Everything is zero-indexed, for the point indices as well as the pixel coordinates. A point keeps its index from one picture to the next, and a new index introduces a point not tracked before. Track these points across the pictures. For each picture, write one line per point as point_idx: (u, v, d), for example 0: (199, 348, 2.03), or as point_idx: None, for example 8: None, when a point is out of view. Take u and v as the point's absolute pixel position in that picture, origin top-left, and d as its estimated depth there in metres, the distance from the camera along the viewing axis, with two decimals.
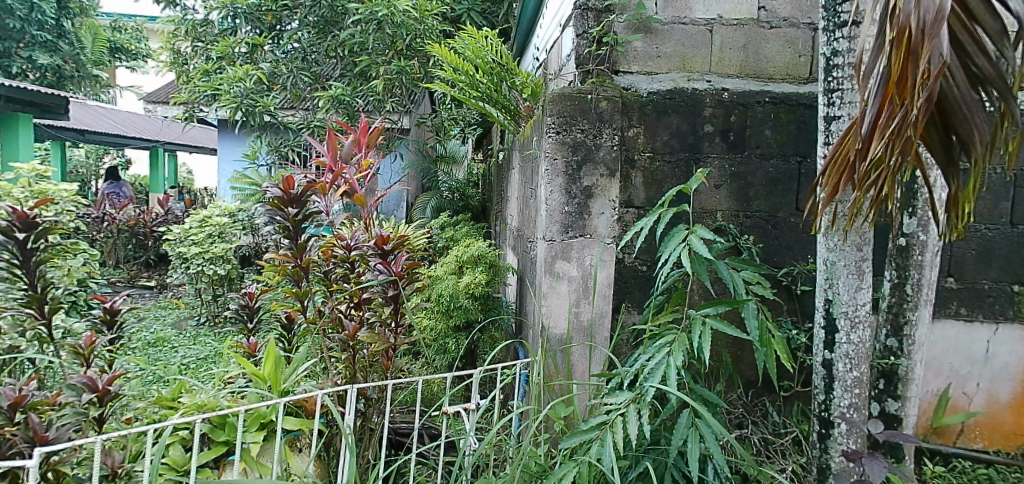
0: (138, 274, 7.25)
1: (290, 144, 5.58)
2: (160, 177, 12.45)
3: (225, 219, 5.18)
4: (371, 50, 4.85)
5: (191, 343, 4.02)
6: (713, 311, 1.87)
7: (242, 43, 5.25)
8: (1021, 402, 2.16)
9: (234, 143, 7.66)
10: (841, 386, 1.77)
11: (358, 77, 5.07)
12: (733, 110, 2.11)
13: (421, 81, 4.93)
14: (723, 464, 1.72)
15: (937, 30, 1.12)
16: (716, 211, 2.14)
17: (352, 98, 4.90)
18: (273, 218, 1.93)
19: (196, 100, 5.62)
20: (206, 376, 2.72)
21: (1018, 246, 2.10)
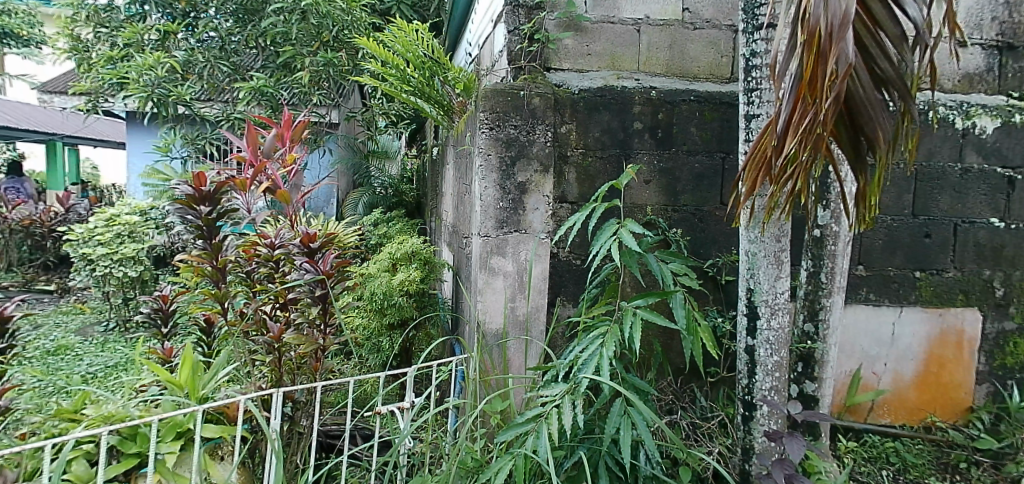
0: (36, 277, 6.72)
1: (207, 137, 5.29)
2: (60, 174, 11.54)
3: (135, 218, 4.86)
4: (296, 40, 4.66)
5: (98, 350, 3.77)
6: (643, 302, 1.93)
7: (152, 30, 4.95)
8: (922, 379, 2.31)
9: (144, 135, 7.24)
10: (764, 370, 1.87)
11: (282, 69, 4.90)
12: (661, 108, 2.18)
13: (349, 74, 4.81)
14: (653, 449, 1.79)
15: (844, 34, 1.22)
16: (647, 206, 2.20)
17: (276, 90, 4.75)
18: (185, 218, 1.97)
19: (101, 90, 5.25)
20: (112, 384, 2.56)
21: (918, 235, 2.26)
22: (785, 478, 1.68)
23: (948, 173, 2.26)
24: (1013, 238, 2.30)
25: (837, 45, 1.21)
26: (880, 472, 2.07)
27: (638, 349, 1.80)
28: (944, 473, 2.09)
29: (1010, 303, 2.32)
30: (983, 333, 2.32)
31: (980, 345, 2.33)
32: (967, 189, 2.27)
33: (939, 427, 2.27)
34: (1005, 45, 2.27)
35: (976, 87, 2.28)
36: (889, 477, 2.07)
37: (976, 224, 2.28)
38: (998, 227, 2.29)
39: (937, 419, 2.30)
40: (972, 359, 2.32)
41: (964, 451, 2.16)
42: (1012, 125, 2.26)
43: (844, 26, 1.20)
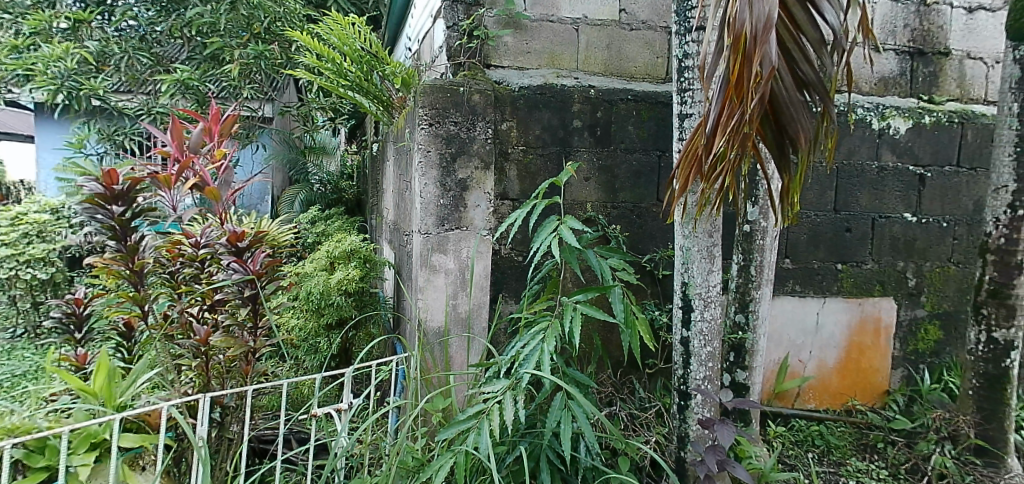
0: None
1: (126, 132, 5.05)
2: None
3: (45, 216, 4.57)
4: (224, 31, 4.49)
5: (2, 359, 3.50)
6: (584, 297, 1.97)
7: (61, 17, 4.60)
8: (844, 365, 2.43)
9: (55, 130, 6.80)
10: (698, 360, 1.95)
11: (209, 61, 4.70)
12: (600, 106, 2.22)
13: (282, 67, 4.65)
14: (592, 441, 1.83)
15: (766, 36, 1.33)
16: (587, 203, 2.24)
17: (202, 83, 4.56)
18: (93, 217, 1.75)
19: (5, 81, 4.85)
20: (17, 396, 2.40)
21: (840, 230, 2.34)
22: (717, 464, 1.76)
23: (866, 170, 2.34)
24: (924, 231, 2.41)
25: (761, 47, 1.33)
26: (805, 454, 2.19)
27: (577, 344, 1.85)
28: (864, 452, 2.24)
29: (921, 292, 2.44)
30: (898, 320, 2.44)
31: (896, 331, 2.45)
32: (884, 185, 2.35)
33: (860, 410, 2.40)
34: (916, 51, 2.39)
35: (891, 90, 2.39)
36: (813, 458, 2.19)
37: (891, 219, 2.37)
38: (911, 221, 2.39)
39: (858, 402, 2.43)
40: (887, 344, 2.44)
41: (882, 431, 2.30)
42: (922, 126, 2.37)
43: (767, 29, 1.32)
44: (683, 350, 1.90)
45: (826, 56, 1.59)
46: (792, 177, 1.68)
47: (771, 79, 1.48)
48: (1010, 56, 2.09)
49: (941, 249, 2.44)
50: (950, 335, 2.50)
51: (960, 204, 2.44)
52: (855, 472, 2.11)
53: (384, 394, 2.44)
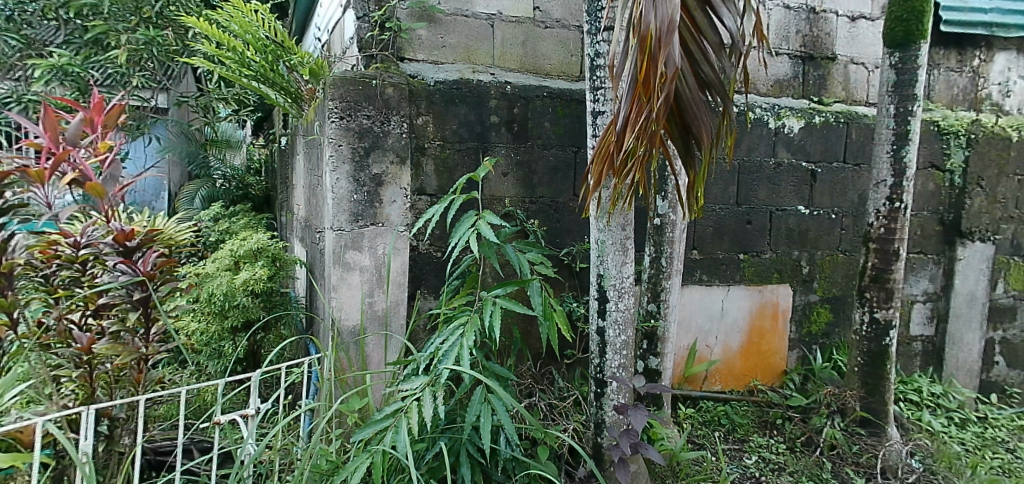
0: None
1: None
2: None
3: None
4: (109, 14, 4.14)
5: None
6: (503, 291, 2.01)
7: None
8: (746, 348, 2.60)
9: None
10: (613, 349, 2.02)
11: (92, 45, 4.29)
12: (516, 103, 2.24)
13: (178, 55, 4.31)
14: (511, 432, 1.87)
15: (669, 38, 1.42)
16: (506, 198, 2.26)
17: (84, 70, 4.16)
18: None
19: None
20: None
21: (742, 222, 2.49)
22: (631, 447, 1.86)
23: (764, 167, 2.49)
24: (816, 223, 2.61)
25: (665, 47, 1.42)
26: (712, 433, 2.34)
27: (497, 337, 1.88)
28: (764, 428, 2.41)
29: (814, 279, 2.65)
30: (793, 305, 2.63)
31: (791, 315, 2.64)
32: (780, 180, 2.52)
33: (760, 390, 2.58)
34: (806, 55, 2.57)
35: (785, 92, 2.57)
36: (719, 437, 2.34)
37: (786, 211, 2.55)
38: (804, 214, 2.58)
39: (759, 383, 2.62)
40: (785, 327, 2.64)
41: (780, 408, 2.48)
42: (813, 125, 2.53)
43: (671, 31, 1.41)
44: (599, 340, 1.97)
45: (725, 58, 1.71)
46: (696, 173, 1.79)
47: (676, 79, 1.58)
48: (886, 61, 2.32)
49: (830, 239, 2.65)
50: (839, 317, 2.73)
51: (847, 198, 2.65)
52: (757, 448, 2.28)
53: (294, 397, 2.35)
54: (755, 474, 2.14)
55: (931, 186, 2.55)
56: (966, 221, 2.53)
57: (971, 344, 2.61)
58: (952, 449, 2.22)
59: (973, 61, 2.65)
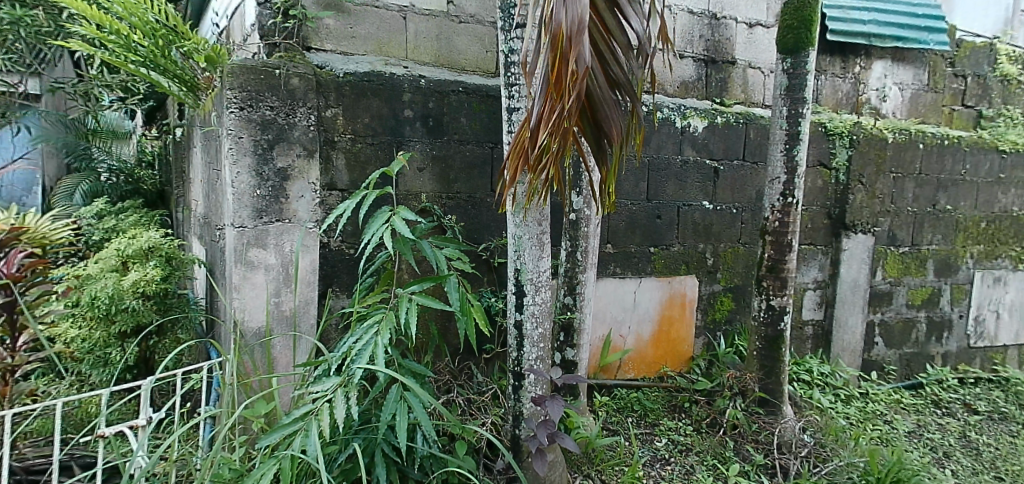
0: None
1: None
2: None
3: None
4: None
5: None
6: (419, 287, 1.99)
7: None
8: (657, 337, 2.72)
9: None
10: (530, 342, 2.06)
11: None
12: (431, 97, 2.22)
13: (52, 37, 3.86)
14: (428, 429, 1.87)
15: (579, 38, 1.45)
16: (421, 193, 2.24)
17: None
18: None
19: None
20: None
21: (652, 217, 2.60)
22: (548, 437, 1.90)
23: (672, 163, 2.60)
24: (719, 217, 2.77)
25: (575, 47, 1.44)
26: (626, 419, 2.43)
27: (412, 334, 1.86)
28: (674, 412, 2.54)
29: (718, 270, 2.82)
30: (700, 294, 2.79)
31: (698, 304, 2.80)
32: (687, 177, 2.65)
33: (670, 376, 2.71)
34: (709, 59, 2.72)
35: (690, 93, 2.71)
36: (632, 422, 2.44)
37: (692, 206, 2.69)
38: (709, 209, 2.74)
39: (668, 369, 2.75)
40: (692, 315, 2.78)
41: (688, 392, 2.62)
42: (716, 125, 2.68)
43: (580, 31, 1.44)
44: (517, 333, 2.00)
45: (633, 59, 1.77)
46: (608, 169, 1.86)
47: (586, 78, 1.62)
48: (780, 67, 2.48)
49: (732, 232, 2.82)
50: (740, 305, 2.91)
51: (746, 194, 2.83)
52: (667, 431, 2.40)
53: (192, 405, 2.20)
54: (665, 456, 2.27)
55: (819, 183, 2.77)
56: (849, 215, 2.78)
57: (854, 327, 2.87)
58: (838, 423, 2.45)
59: (855, 68, 2.90)
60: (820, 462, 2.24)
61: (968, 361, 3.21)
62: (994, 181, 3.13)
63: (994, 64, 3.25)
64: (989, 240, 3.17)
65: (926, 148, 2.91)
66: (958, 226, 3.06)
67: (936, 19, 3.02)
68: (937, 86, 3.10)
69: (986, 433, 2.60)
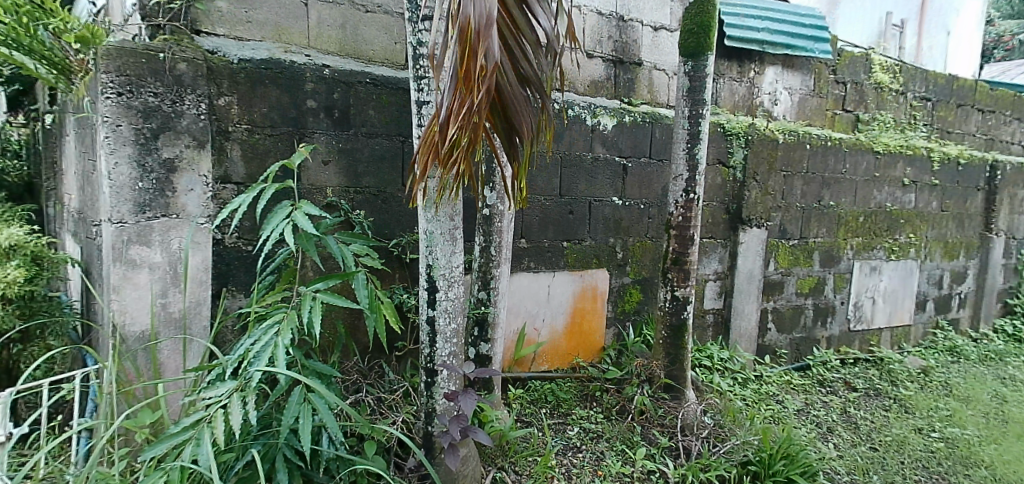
0: None
1: None
2: None
3: None
4: None
5: None
6: (324, 285, 1.93)
7: None
8: (570, 329, 2.79)
9: None
10: (443, 338, 2.03)
11: None
12: (336, 88, 2.15)
13: None
14: (333, 430, 1.82)
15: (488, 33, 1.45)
16: (327, 187, 2.17)
17: None
18: None
19: None
20: None
21: (565, 212, 2.66)
22: (460, 432, 1.90)
23: (583, 160, 2.67)
24: (628, 212, 2.88)
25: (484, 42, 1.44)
26: (539, 410, 2.48)
27: (316, 334, 1.80)
28: (586, 401, 2.62)
29: (627, 263, 2.93)
30: (610, 287, 2.89)
31: (609, 296, 2.90)
32: (597, 173, 2.73)
33: (582, 366, 2.79)
34: (617, 59, 2.82)
35: (600, 92, 2.79)
36: (546, 413, 2.49)
37: (603, 202, 2.78)
38: (618, 204, 2.84)
39: (581, 360, 2.83)
40: (603, 307, 2.87)
41: (599, 381, 2.71)
42: (624, 123, 2.78)
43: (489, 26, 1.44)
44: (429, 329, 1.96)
45: (541, 56, 1.79)
46: (519, 164, 1.88)
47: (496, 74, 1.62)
48: (681, 69, 2.60)
49: (641, 226, 2.94)
50: (649, 296, 3.04)
51: (653, 190, 2.96)
52: (579, 419, 2.47)
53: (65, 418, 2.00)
54: (576, 445, 2.34)
55: (719, 180, 2.95)
56: (745, 210, 2.97)
57: (750, 315, 3.09)
58: (735, 404, 2.62)
59: (750, 73, 3.11)
60: (719, 441, 2.39)
61: (848, 343, 3.55)
62: (869, 179, 3.46)
63: (868, 73, 3.61)
64: (866, 233, 3.50)
65: (812, 148, 3.17)
66: (840, 220, 3.36)
67: (820, 29, 3.29)
68: (820, 92, 3.40)
69: (862, 408, 2.89)
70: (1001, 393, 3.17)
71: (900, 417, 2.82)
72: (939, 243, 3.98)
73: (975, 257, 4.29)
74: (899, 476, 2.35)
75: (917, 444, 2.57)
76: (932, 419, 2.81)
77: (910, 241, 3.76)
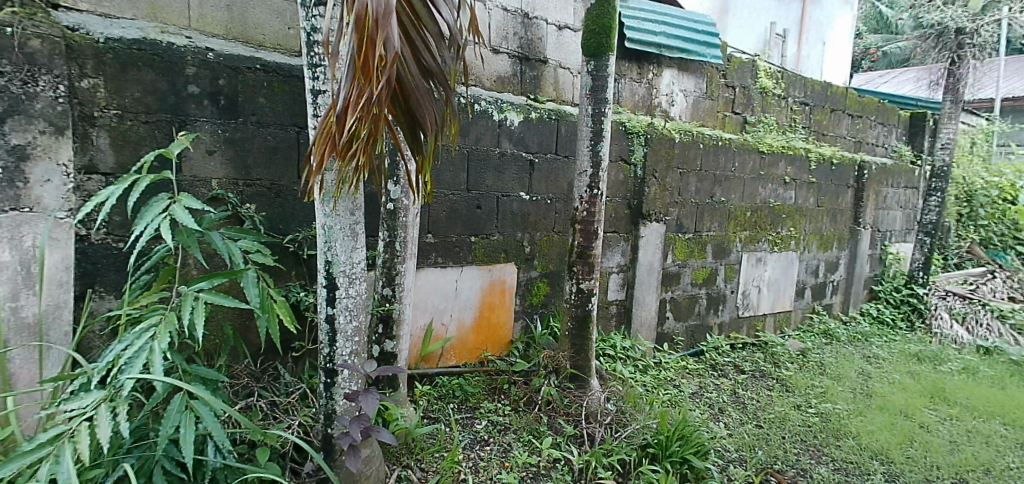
0: None
1: None
2: None
3: None
4: None
5: None
6: (207, 284, 1.79)
7: None
8: (478, 323, 2.80)
9: None
10: (343, 337, 1.91)
11: None
12: (222, 73, 2.02)
13: None
14: (220, 438, 1.71)
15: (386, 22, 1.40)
16: (212, 179, 2.04)
17: None
18: None
19: None
20: None
21: (472, 207, 2.66)
22: (362, 433, 1.82)
23: (490, 155, 2.68)
24: (535, 207, 2.93)
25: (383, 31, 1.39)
26: (447, 405, 2.47)
27: (200, 336, 1.69)
28: (494, 395, 2.64)
29: (534, 257, 2.98)
30: (518, 281, 2.93)
31: (516, 290, 2.94)
32: (504, 168, 2.75)
33: (490, 360, 2.82)
34: (523, 55, 2.85)
35: (506, 88, 2.81)
36: (453, 408, 2.49)
37: (510, 197, 2.80)
38: (525, 199, 2.88)
39: (489, 354, 2.85)
40: (511, 301, 2.91)
41: (507, 374, 2.75)
42: (530, 119, 2.81)
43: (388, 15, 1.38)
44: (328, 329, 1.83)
45: (444, 49, 1.76)
46: (422, 158, 1.83)
47: (397, 64, 1.56)
48: (585, 68, 2.66)
49: (548, 221, 3.01)
50: (556, 289, 3.12)
51: (559, 186, 3.02)
52: (486, 413, 2.49)
53: None
54: (484, 438, 2.35)
55: (621, 177, 3.06)
56: (646, 205, 3.12)
57: (650, 304, 3.25)
58: (636, 390, 2.75)
59: (649, 75, 3.26)
60: (620, 426, 2.49)
61: (737, 329, 3.83)
62: (756, 177, 3.74)
63: (754, 78, 3.90)
64: (753, 227, 3.79)
65: (705, 147, 3.37)
66: (730, 215, 3.61)
67: (712, 35, 3.51)
68: (711, 95, 3.63)
69: (749, 389, 3.13)
70: (866, 370, 3.55)
71: (782, 395, 3.08)
72: (816, 236, 4.38)
73: (847, 247, 4.77)
74: (779, 450, 2.56)
75: (795, 420, 2.82)
76: (808, 396, 3.10)
77: (791, 234, 4.11)
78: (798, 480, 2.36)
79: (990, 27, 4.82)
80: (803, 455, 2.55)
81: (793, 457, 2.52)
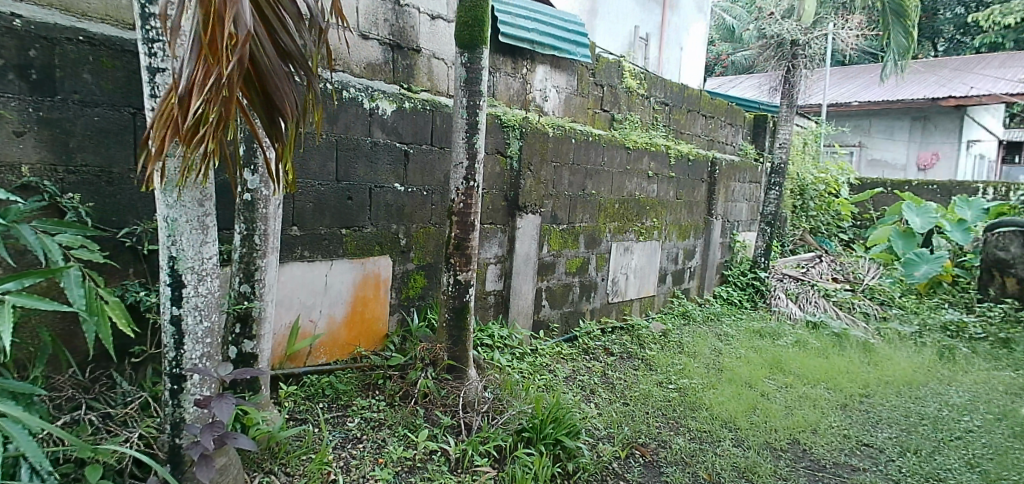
0: None
1: None
2: None
3: None
4: None
5: None
6: (17, 284, 1.55)
7: None
8: (351, 318, 2.73)
9: None
10: (192, 338, 1.73)
11: None
12: (33, 43, 1.77)
13: None
14: (38, 458, 1.48)
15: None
16: (21, 165, 1.77)
17: None
18: None
19: None
20: None
21: (342, 198, 2.57)
22: (215, 441, 1.63)
23: (361, 145, 2.60)
24: (410, 199, 2.89)
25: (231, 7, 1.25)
26: (316, 405, 2.38)
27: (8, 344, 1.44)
28: (367, 391, 2.59)
29: (410, 249, 2.95)
30: (393, 274, 2.88)
31: (392, 283, 2.89)
32: (377, 159, 2.69)
33: (363, 355, 2.76)
34: (394, 43, 2.80)
35: (377, 76, 2.74)
36: (323, 407, 2.40)
37: (384, 188, 2.75)
38: (400, 191, 2.83)
39: (362, 349, 2.79)
40: (386, 294, 2.86)
41: (382, 368, 2.70)
42: (403, 110, 2.77)
43: None
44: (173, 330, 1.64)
45: (304, 30, 1.64)
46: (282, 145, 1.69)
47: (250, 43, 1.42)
48: (458, 59, 2.65)
49: (424, 213, 2.99)
50: (433, 281, 3.12)
51: (434, 177, 3.01)
52: (359, 410, 2.43)
53: None
54: (356, 436, 2.28)
55: (497, 169, 3.11)
56: (522, 197, 3.21)
57: (526, 294, 3.35)
58: (512, 377, 2.83)
59: (523, 70, 3.34)
60: (497, 413, 2.54)
61: (607, 314, 4.08)
62: (623, 171, 3.99)
63: (620, 78, 4.15)
64: (621, 218, 4.05)
65: (577, 142, 3.53)
66: (600, 207, 3.82)
67: (580, 35, 3.69)
68: (581, 92, 3.80)
69: (617, 370, 3.36)
70: (718, 347, 3.95)
71: (647, 374, 3.33)
72: (675, 226, 4.78)
73: (701, 237, 5.27)
74: (643, 425, 2.76)
75: (657, 395, 3.07)
76: (669, 373, 3.38)
77: (654, 224, 4.44)
78: (658, 451, 2.56)
79: (818, 43, 5.55)
80: (663, 428, 2.78)
81: (655, 430, 2.73)
